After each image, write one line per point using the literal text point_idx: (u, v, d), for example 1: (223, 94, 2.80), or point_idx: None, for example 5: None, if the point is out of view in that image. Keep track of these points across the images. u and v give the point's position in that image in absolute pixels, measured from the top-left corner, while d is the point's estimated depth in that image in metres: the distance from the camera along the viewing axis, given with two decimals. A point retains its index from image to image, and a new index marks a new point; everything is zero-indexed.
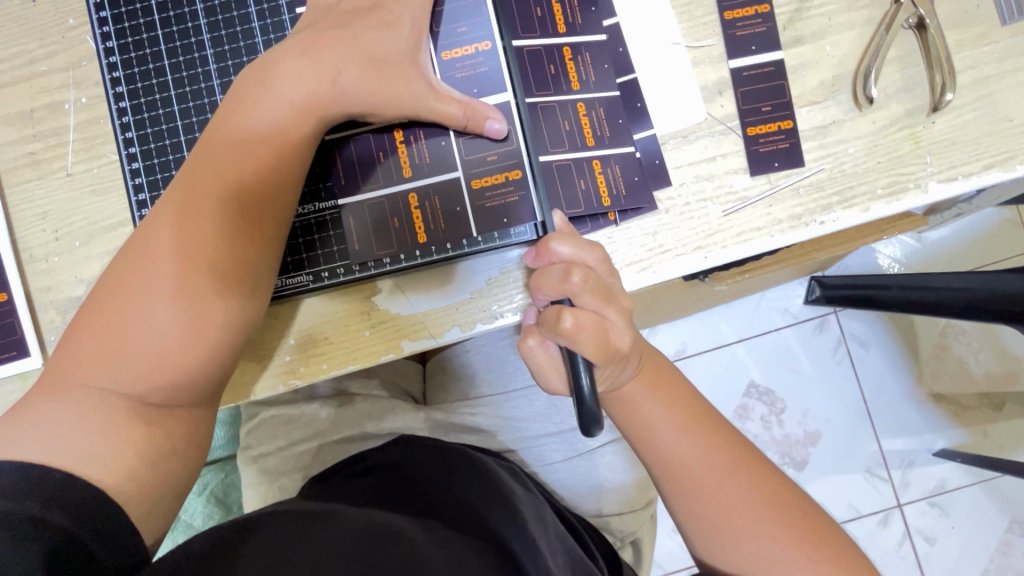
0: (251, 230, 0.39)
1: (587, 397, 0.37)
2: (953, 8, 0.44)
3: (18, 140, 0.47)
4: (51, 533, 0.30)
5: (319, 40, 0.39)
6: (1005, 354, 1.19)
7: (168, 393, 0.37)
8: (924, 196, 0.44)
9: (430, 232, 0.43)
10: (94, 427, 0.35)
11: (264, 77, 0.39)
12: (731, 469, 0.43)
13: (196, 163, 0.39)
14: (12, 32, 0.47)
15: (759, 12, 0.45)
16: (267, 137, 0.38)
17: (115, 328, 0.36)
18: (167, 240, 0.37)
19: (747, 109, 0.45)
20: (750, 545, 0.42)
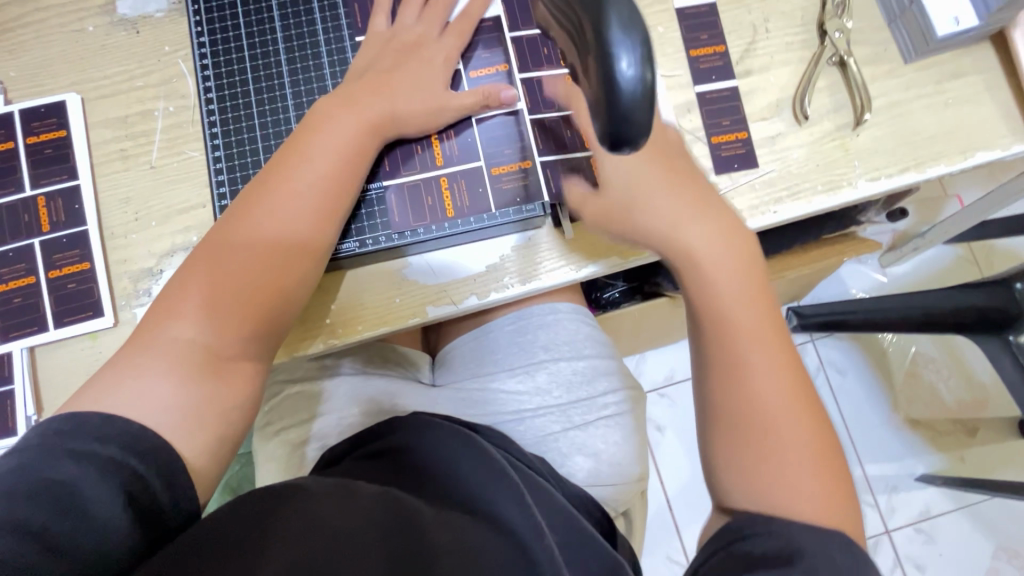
0: (323, 219, 0.48)
1: (629, 78, 0.36)
2: (866, 51, 0.57)
3: (112, 139, 0.57)
4: (127, 475, 0.37)
5: (385, 75, 0.51)
6: (973, 381, 1.26)
7: (236, 347, 0.44)
8: (855, 191, 0.55)
9: (456, 207, 0.55)
10: (173, 378, 0.41)
11: (340, 104, 0.50)
12: (786, 379, 0.44)
13: (278, 161, 0.48)
14: (118, 55, 0.58)
15: (717, 51, 0.57)
16: (337, 146, 0.48)
17: (199, 295, 0.43)
18: (256, 221, 0.45)
19: (711, 123, 0.56)
20: (781, 449, 0.43)
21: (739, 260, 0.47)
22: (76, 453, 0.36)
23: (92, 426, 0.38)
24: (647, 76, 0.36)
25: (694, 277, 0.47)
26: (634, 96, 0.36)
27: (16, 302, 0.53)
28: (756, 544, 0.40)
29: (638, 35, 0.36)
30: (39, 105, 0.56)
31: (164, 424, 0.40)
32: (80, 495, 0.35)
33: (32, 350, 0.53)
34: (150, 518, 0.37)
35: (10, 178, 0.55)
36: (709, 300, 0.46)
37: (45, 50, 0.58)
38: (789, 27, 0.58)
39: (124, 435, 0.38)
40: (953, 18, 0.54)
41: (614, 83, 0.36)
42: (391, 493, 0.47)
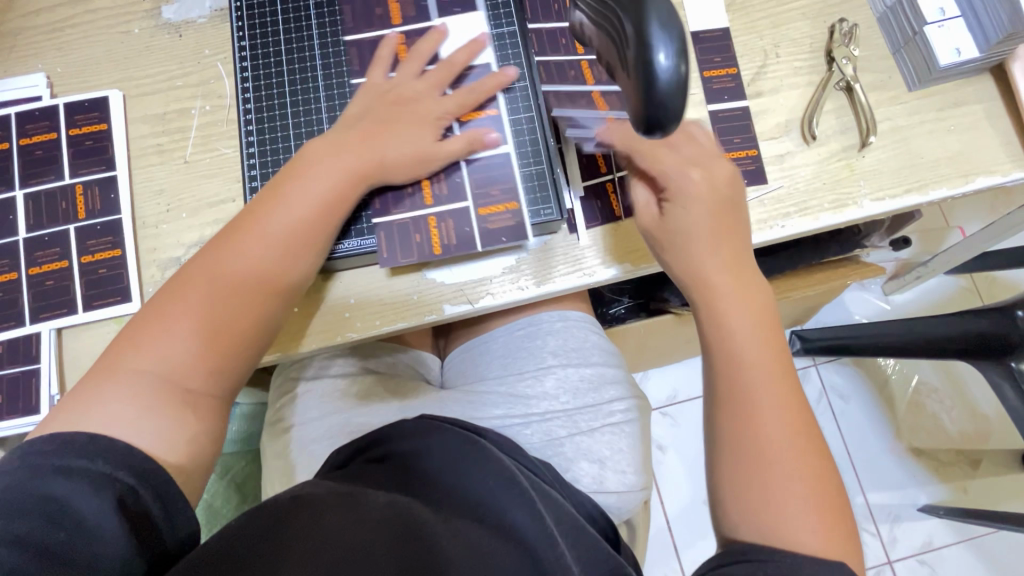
0: (293, 264, 0.50)
1: (665, 66, 0.38)
2: (871, 78, 0.60)
3: (149, 134, 0.59)
4: (120, 487, 0.39)
5: (378, 124, 0.53)
6: (976, 412, 1.26)
7: (202, 380, 0.45)
8: (860, 210, 0.57)
9: (444, 244, 0.54)
10: (144, 407, 0.43)
11: (324, 152, 0.52)
12: (788, 413, 0.46)
13: (259, 205, 0.50)
14: (161, 57, 0.61)
15: (729, 73, 0.60)
16: (315, 196, 0.50)
17: (168, 329, 0.45)
18: (228, 265, 0.47)
19: (722, 140, 0.59)
20: (777, 483, 0.44)
21: (746, 298, 0.49)
22: (63, 471, 0.38)
23: (79, 444, 0.40)
24: (683, 68, 0.38)
25: (714, 311, 0.49)
26: (670, 84, 0.38)
27: (48, 285, 0.55)
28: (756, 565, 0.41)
29: (676, 32, 0.38)
30: (83, 99, 0.59)
31: (145, 441, 0.42)
32: (71, 509, 0.37)
33: (59, 332, 0.55)
34: (142, 528, 0.39)
35: (51, 167, 0.58)
36: (721, 340, 0.49)
37: (92, 49, 0.61)
38: (799, 53, 0.60)
39: (111, 450, 0.40)
40: (954, 50, 0.57)
41: (654, 70, 0.38)
42: (398, 503, 0.50)
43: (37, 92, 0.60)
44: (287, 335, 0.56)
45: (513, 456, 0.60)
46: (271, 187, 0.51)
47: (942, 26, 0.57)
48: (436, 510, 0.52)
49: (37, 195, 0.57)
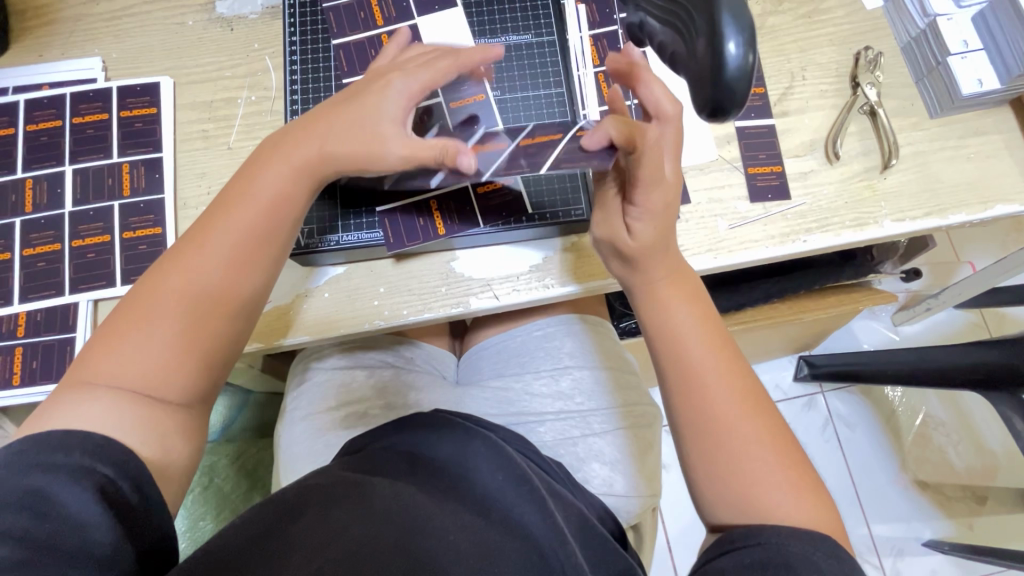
0: (245, 274, 0.46)
1: (735, 55, 0.40)
2: (894, 104, 0.62)
3: (196, 120, 0.62)
4: (99, 478, 0.38)
5: (323, 112, 0.49)
6: (983, 448, 1.25)
7: (159, 387, 0.43)
8: (881, 230, 0.58)
9: (448, 226, 0.56)
10: (112, 411, 0.42)
11: (279, 148, 0.48)
12: (734, 384, 0.48)
13: (208, 214, 0.47)
14: (212, 47, 0.64)
15: (757, 92, 0.62)
16: (271, 195, 0.47)
17: (123, 342, 0.43)
18: (176, 277, 0.44)
19: (748, 155, 0.60)
20: (737, 453, 0.46)
21: (679, 291, 0.51)
22: (40, 466, 0.37)
23: (54, 441, 0.39)
24: (749, 58, 0.41)
25: (656, 308, 0.51)
26: (737, 71, 0.40)
27: (89, 257, 0.57)
28: (745, 554, 0.41)
29: (744, 22, 0.41)
30: (135, 84, 0.62)
31: (120, 432, 0.41)
32: (52, 499, 0.36)
33: (96, 304, 0.56)
34: (125, 515, 0.38)
35: (100, 145, 0.60)
36: (671, 348, 0.50)
37: (146, 38, 0.64)
38: (824, 77, 0.63)
39: (87, 443, 0.39)
40: (976, 81, 0.59)
41: (723, 60, 0.40)
42: (403, 497, 0.51)
43: (92, 75, 0.62)
44: (280, 325, 0.57)
45: (519, 451, 0.60)
46: (227, 186, 0.48)
47: (965, 57, 0.59)
48: (443, 501, 0.52)
49: (85, 171, 0.59)
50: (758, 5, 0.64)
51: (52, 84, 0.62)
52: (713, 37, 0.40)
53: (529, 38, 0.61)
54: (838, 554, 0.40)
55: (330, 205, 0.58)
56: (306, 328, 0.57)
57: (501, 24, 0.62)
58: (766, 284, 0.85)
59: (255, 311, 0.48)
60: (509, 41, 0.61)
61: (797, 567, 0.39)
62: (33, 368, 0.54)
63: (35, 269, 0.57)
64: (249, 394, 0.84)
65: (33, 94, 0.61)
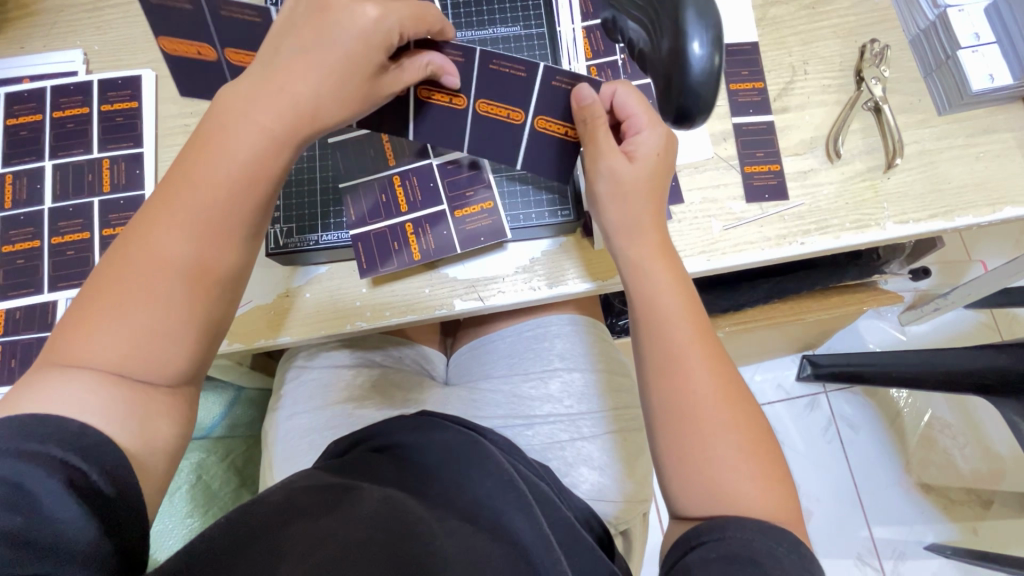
0: (229, 239, 0.42)
1: (697, 55, 0.38)
2: (899, 100, 0.59)
3: (178, 115, 0.60)
4: (73, 472, 0.35)
5: (295, 63, 0.43)
6: (990, 452, 1.22)
7: (139, 363, 0.39)
8: (883, 232, 0.56)
9: (423, 250, 0.55)
10: (90, 394, 0.38)
11: (247, 96, 0.42)
12: (713, 366, 0.46)
13: (172, 179, 0.42)
14: None
15: (756, 87, 0.59)
16: (250, 151, 0.42)
17: (99, 322, 0.39)
18: (153, 246, 0.40)
19: (746, 153, 0.58)
20: (705, 435, 0.44)
21: (664, 262, 0.49)
22: (12, 453, 0.35)
23: (29, 427, 0.36)
24: (716, 59, 0.39)
25: (638, 275, 0.49)
26: (702, 73, 0.38)
27: (69, 255, 0.56)
28: (711, 549, 0.40)
29: (713, 20, 0.39)
30: (116, 77, 0.60)
31: (99, 421, 0.38)
32: (26, 491, 0.34)
33: None
34: (104, 512, 0.36)
35: (81, 140, 0.59)
36: (661, 342, 0.47)
37: (128, 30, 0.62)
38: (827, 72, 0.60)
39: (64, 434, 0.36)
40: (987, 76, 0.56)
41: (685, 59, 0.38)
42: (393, 500, 0.50)
43: (73, 68, 0.61)
44: (263, 327, 0.56)
45: (511, 460, 0.58)
46: (189, 141, 0.43)
47: (976, 51, 0.56)
48: (432, 508, 0.51)
49: (66, 166, 0.58)
50: None
51: (33, 77, 0.61)
52: (679, 35, 0.39)
53: (517, 29, 0.59)
54: (799, 549, 0.39)
55: (312, 204, 0.57)
56: (290, 328, 0.56)
57: (489, 15, 0.60)
58: (766, 284, 0.83)
59: (242, 280, 0.44)
60: (497, 33, 0.59)
61: (765, 566, 0.38)
62: (12, 366, 0.54)
63: (14, 266, 0.56)
64: (241, 390, 0.83)
65: (14, 87, 0.60)
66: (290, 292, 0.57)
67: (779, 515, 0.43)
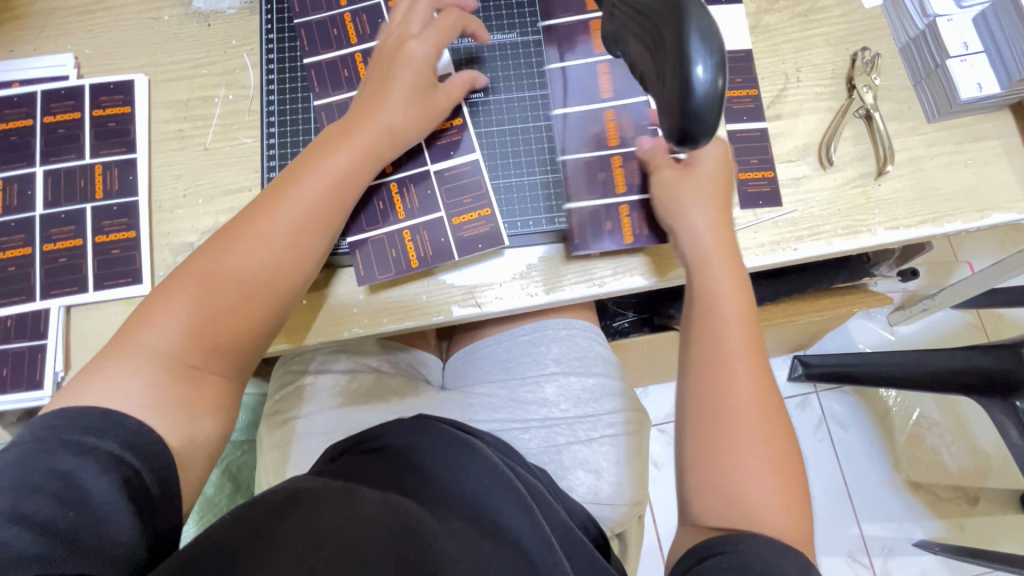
0: (309, 251, 0.49)
1: (701, 82, 0.39)
2: (890, 107, 0.60)
3: (172, 120, 0.60)
4: (126, 469, 0.38)
5: (371, 98, 0.52)
6: (976, 449, 1.24)
7: (207, 355, 0.45)
8: (874, 238, 0.57)
9: (420, 258, 0.55)
10: (153, 378, 0.42)
11: (342, 126, 0.52)
12: (755, 365, 0.48)
13: (275, 191, 0.49)
14: (187, 43, 0.62)
15: (749, 94, 0.60)
16: (336, 171, 0.50)
17: (189, 310, 0.44)
18: (246, 248, 0.47)
19: (740, 160, 0.59)
20: (733, 435, 0.46)
21: (731, 263, 0.52)
22: (74, 445, 0.38)
23: (86, 419, 0.39)
24: (719, 83, 0.39)
25: (705, 273, 0.51)
26: (706, 98, 0.39)
27: (61, 262, 0.56)
28: (725, 560, 0.40)
29: (715, 45, 0.39)
30: (108, 81, 0.60)
31: (151, 419, 0.41)
32: (78, 482, 0.36)
33: (68, 310, 0.55)
34: (145, 510, 0.38)
35: (72, 146, 0.58)
36: (712, 339, 0.49)
37: (120, 33, 0.62)
38: (819, 79, 0.61)
39: (118, 429, 0.39)
40: (976, 85, 0.56)
41: (690, 86, 0.39)
42: (395, 504, 0.49)
43: (64, 72, 0.60)
44: None
45: (508, 463, 0.58)
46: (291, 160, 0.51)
47: (965, 60, 0.57)
48: (433, 512, 0.51)
49: (57, 172, 0.57)
50: (753, 3, 0.62)
51: (23, 81, 0.60)
52: (681, 61, 0.39)
53: (514, 36, 0.59)
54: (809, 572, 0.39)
55: None
56: (287, 335, 0.56)
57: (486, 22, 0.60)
58: (759, 287, 0.84)
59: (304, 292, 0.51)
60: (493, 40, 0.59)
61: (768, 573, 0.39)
62: (4, 375, 0.53)
63: (5, 274, 0.55)
64: None
65: (4, 92, 0.59)
66: None
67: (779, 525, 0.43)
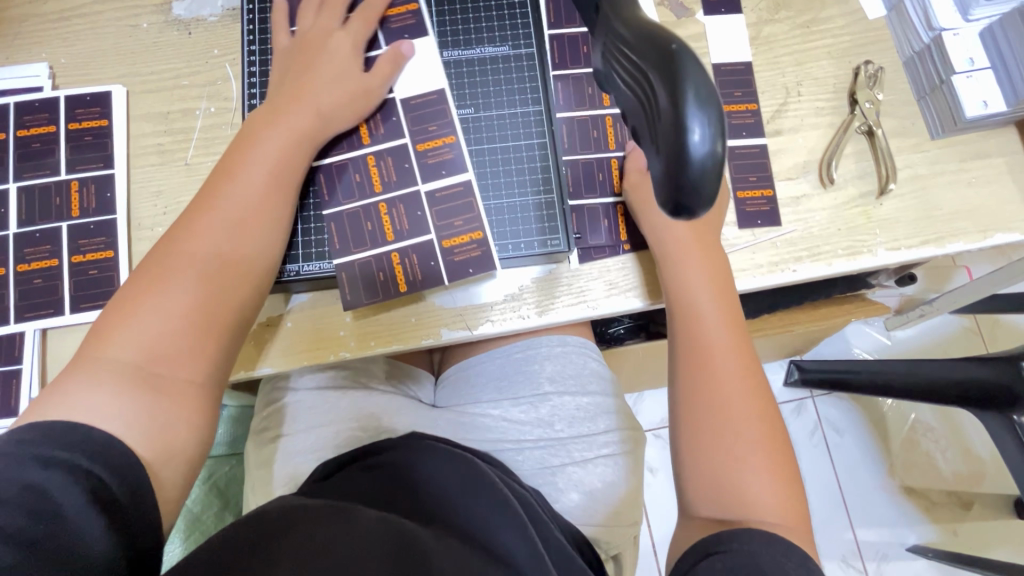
0: (261, 232, 0.47)
1: (696, 146, 0.27)
2: (893, 123, 0.58)
3: (151, 133, 0.58)
4: (94, 480, 0.36)
5: (301, 78, 0.51)
6: (971, 454, 1.24)
7: (169, 356, 0.42)
8: (875, 259, 0.55)
9: (409, 282, 0.53)
10: (108, 390, 0.40)
11: (271, 112, 0.50)
12: (739, 357, 0.49)
13: (214, 183, 0.48)
14: (167, 53, 0.59)
15: (749, 109, 0.58)
16: (275, 151, 0.49)
17: (134, 311, 0.42)
18: (193, 241, 0.45)
19: (738, 177, 0.57)
20: (726, 429, 0.47)
21: (704, 253, 0.52)
22: (40, 458, 0.36)
23: (56, 433, 0.37)
24: (719, 148, 0.27)
25: (676, 261, 0.52)
26: (702, 167, 0.27)
27: (36, 283, 0.54)
28: (720, 560, 0.40)
29: (716, 105, 0.27)
30: (84, 93, 0.57)
31: (119, 428, 0.39)
32: (50, 495, 0.35)
33: (44, 333, 0.53)
34: (118, 521, 0.36)
35: (47, 161, 0.56)
36: (692, 336, 0.50)
37: (96, 42, 0.59)
38: (821, 93, 0.59)
39: (88, 443, 0.38)
40: (981, 102, 0.55)
41: (681, 154, 0.27)
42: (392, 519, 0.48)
43: (38, 83, 0.58)
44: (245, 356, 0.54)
45: (508, 484, 0.57)
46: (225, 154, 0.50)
47: (970, 76, 0.55)
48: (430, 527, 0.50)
49: (31, 189, 0.55)
50: (753, 13, 0.60)
51: None
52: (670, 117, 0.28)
53: (505, 50, 0.57)
54: None
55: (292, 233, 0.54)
56: (270, 359, 0.54)
57: (476, 34, 0.58)
58: (755, 298, 0.82)
59: (267, 282, 0.49)
60: (485, 53, 0.57)
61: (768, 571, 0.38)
62: None
63: None
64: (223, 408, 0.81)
65: None
66: (270, 320, 0.55)
67: (778, 516, 0.44)
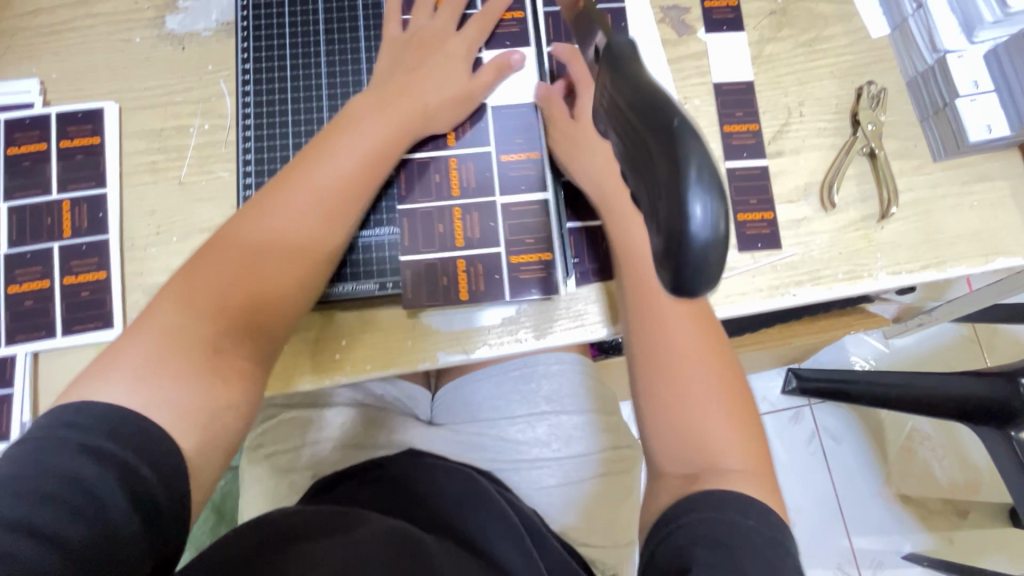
0: (344, 215, 0.48)
1: (695, 230, 0.23)
2: (895, 145, 0.57)
3: (144, 151, 0.57)
4: (135, 483, 0.35)
5: (409, 74, 0.53)
6: (968, 463, 1.24)
7: (241, 327, 0.43)
8: (876, 283, 0.55)
9: (472, 291, 0.53)
10: (180, 353, 0.40)
11: (373, 97, 0.52)
12: (702, 348, 0.47)
13: (305, 158, 0.49)
14: (160, 68, 0.58)
15: (750, 129, 0.58)
16: (373, 138, 0.50)
17: (225, 276, 0.43)
18: (281, 213, 0.46)
19: (738, 200, 0.57)
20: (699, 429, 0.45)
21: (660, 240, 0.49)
22: (88, 449, 0.36)
23: (102, 424, 0.37)
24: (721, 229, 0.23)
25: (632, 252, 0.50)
26: (702, 250, 0.23)
27: (27, 305, 0.53)
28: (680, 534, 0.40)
29: (716, 181, 0.23)
30: (76, 110, 0.57)
31: (168, 416, 0.38)
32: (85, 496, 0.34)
33: (37, 355, 0.53)
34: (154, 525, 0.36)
35: (38, 180, 0.55)
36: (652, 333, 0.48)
37: (88, 57, 0.58)
38: (823, 114, 0.58)
39: (137, 434, 0.37)
40: (985, 126, 0.54)
41: (675, 240, 0.23)
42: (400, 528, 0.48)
43: (29, 99, 0.57)
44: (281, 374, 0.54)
45: (504, 495, 0.60)
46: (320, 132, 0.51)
47: (975, 99, 0.55)
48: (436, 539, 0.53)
49: (22, 209, 0.55)
50: (756, 31, 0.59)
51: None
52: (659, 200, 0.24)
53: None
54: None
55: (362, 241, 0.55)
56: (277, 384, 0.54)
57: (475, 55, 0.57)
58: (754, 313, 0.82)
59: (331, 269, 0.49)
60: None
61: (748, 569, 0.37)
62: None
63: None
64: None
65: None
66: None
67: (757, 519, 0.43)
